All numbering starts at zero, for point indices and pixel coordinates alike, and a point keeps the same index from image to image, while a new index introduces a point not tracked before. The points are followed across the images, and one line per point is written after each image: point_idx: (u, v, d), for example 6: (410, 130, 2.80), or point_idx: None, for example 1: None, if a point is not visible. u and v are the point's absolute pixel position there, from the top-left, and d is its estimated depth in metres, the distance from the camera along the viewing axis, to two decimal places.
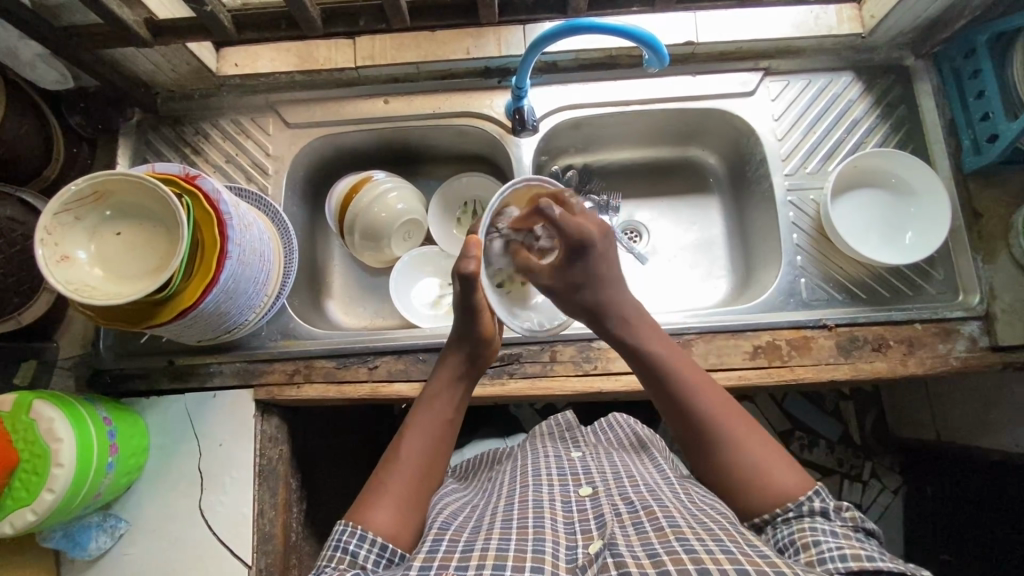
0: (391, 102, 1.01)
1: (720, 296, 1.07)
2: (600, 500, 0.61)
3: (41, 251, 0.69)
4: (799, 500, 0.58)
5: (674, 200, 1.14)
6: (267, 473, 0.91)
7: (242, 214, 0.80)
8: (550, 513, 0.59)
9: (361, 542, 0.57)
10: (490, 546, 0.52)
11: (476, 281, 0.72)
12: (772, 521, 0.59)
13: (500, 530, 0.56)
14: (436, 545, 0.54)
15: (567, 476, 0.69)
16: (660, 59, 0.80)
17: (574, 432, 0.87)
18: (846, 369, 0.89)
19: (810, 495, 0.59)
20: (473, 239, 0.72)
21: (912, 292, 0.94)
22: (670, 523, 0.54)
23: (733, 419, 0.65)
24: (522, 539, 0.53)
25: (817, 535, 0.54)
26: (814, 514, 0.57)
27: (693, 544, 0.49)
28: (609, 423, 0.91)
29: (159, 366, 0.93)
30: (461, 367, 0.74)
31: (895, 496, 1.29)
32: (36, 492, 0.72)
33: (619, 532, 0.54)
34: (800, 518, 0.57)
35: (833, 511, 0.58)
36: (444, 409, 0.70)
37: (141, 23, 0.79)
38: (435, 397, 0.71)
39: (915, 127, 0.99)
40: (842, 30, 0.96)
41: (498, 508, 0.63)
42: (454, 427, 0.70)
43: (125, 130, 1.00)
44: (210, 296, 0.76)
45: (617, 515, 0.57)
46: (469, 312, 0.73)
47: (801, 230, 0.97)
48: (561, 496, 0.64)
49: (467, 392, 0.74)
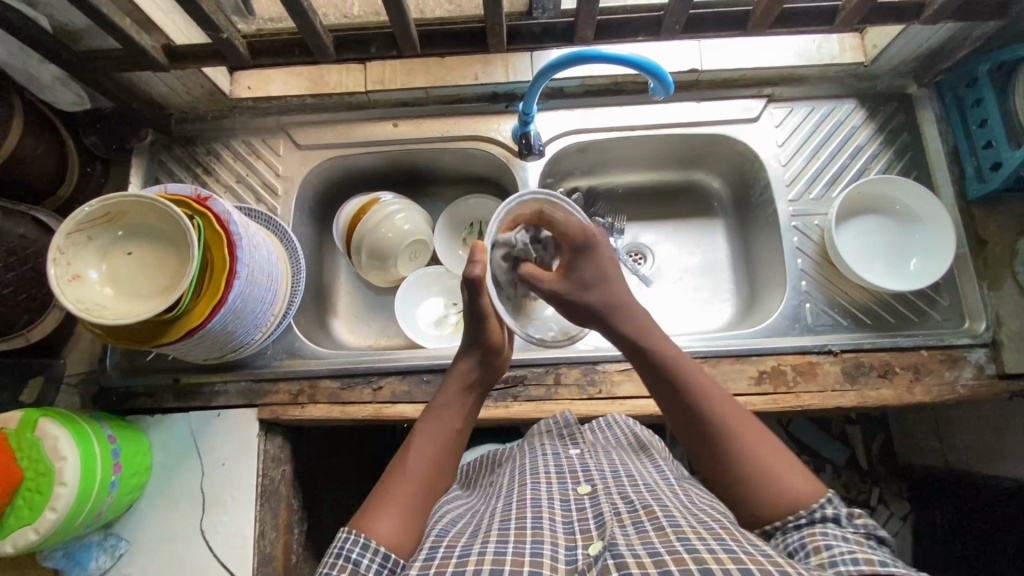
0: (400, 125, 1.03)
1: (726, 320, 1.07)
2: (598, 498, 0.61)
3: (54, 270, 0.70)
4: (811, 507, 0.57)
5: (678, 223, 1.14)
6: (269, 494, 0.91)
7: (251, 234, 0.82)
8: (549, 513, 0.59)
9: (365, 550, 0.55)
10: (487, 549, 0.52)
11: (481, 284, 0.74)
12: (784, 527, 0.57)
13: (498, 532, 0.56)
14: (432, 553, 0.54)
15: (566, 474, 0.68)
16: (666, 87, 0.81)
17: (575, 431, 0.82)
18: (852, 397, 0.89)
19: (823, 502, 0.57)
20: (479, 244, 0.74)
21: (917, 319, 0.93)
22: (671, 523, 0.53)
23: (736, 420, 0.64)
24: (521, 542, 0.53)
25: (828, 539, 0.53)
26: (826, 522, 0.56)
27: (694, 544, 0.49)
28: (605, 422, 0.86)
29: (165, 384, 0.94)
30: (471, 378, 0.76)
31: (904, 523, 1.30)
32: (38, 511, 0.72)
33: (619, 532, 0.54)
34: (811, 525, 0.56)
35: (845, 518, 0.57)
36: (452, 419, 0.71)
37: (158, 48, 0.81)
38: (443, 409, 0.72)
39: (918, 154, 1.00)
40: (844, 58, 0.98)
41: (497, 510, 0.63)
42: (462, 437, 0.71)
43: (138, 150, 1.02)
44: (218, 315, 0.77)
45: (616, 514, 0.57)
46: (477, 318, 0.75)
47: (805, 254, 0.97)
48: (560, 494, 0.64)
49: (476, 404, 0.76)
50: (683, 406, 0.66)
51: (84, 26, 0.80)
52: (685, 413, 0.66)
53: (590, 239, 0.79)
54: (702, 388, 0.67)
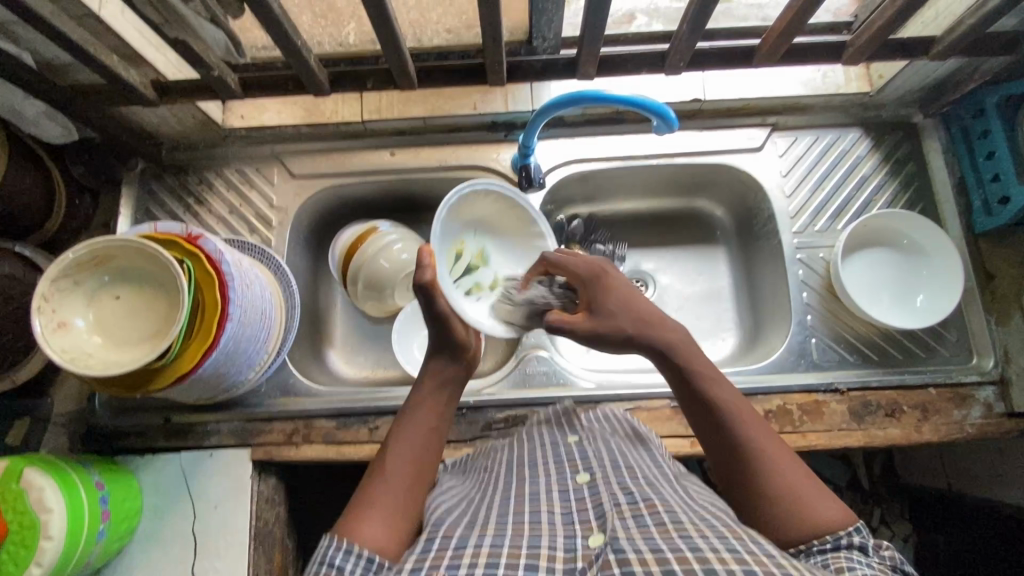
0: (397, 154, 1.01)
1: (729, 352, 1.05)
2: (598, 488, 0.58)
3: (39, 320, 0.67)
4: (839, 533, 0.53)
5: (680, 250, 1.12)
6: (263, 537, 0.89)
7: (245, 272, 0.80)
8: (547, 507, 0.57)
9: (348, 556, 0.51)
10: (483, 543, 0.51)
11: (434, 290, 0.67)
12: (808, 550, 0.54)
13: (495, 526, 0.54)
14: (429, 546, 0.52)
15: (565, 463, 0.65)
16: (669, 123, 0.79)
17: (574, 421, 0.76)
18: (859, 436, 0.87)
19: (851, 529, 0.54)
20: (426, 247, 0.67)
21: (925, 355, 0.92)
22: (673, 520, 0.51)
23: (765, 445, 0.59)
24: (518, 537, 0.51)
25: (852, 563, 0.50)
26: (852, 549, 0.52)
27: (697, 542, 0.47)
28: (603, 414, 0.81)
29: (155, 424, 0.91)
30: (443, 376, 0.69)
31: (905, 545, 1.26)
32: (24, 565, 0.69)
33: (619, 526, 0.51)
34: (836, 550, 0.52)
35: (871, 548, 0.53)
36: (427, 416, 0.66)
37: (147, 83, 0.79)
38: (419, 406, 0.67)
39: (924, 185, 0.98)
40: (849, 88, 0.97)
41: (494, 501, 0.60)
42: (439, 434, 0.66)
43: (128, 179, 0.99)
44: (210, 359, 0.75)
45: (616, 505, 0.55)
46: (437, 321, 0.68)
47: (810, 288, 0.95)
48: (558, 486, 0.60)
49: (453, 400, 0.70)
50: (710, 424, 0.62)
51: (69, 61, 0.77)
52: (715, 433, 0.61)
53: (602, 272, 0.70)
54: (732, 411, 0.61)
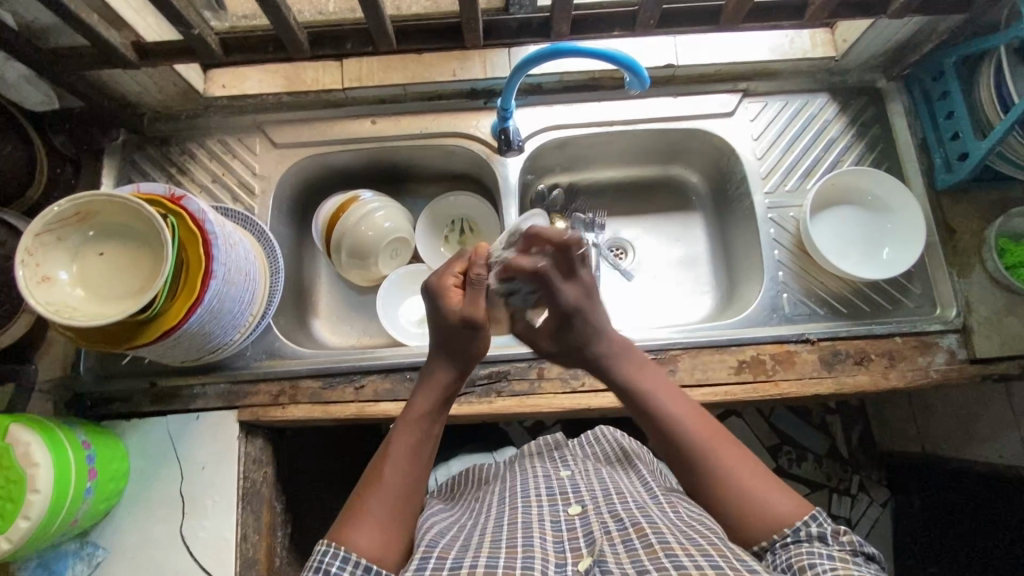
0: (378, 122, 1.02)
1: (706, 313, 1.08)
2: (589, 518, 0.61)
3: (23, 272, 0.68)
4: (796, 525, 0.58)
5: (658, 216, 1.15)
6: (251, 496, 0.90)
7: (228, 233, 0.80)
8: (539, 532, 0.59)
9: (345, 564, 0.55)
10: (479, 562, 0.53)
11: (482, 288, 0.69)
12: (772, 547, 0.58)
13: (489, 547, 0.56)
14: (424, 563, 0.54)
15: (556, 496, 0.67)
16: (642, 81, 0.81)
17: (562, 450, 0.86)
18: (829, 384, 0.90)
19: (808, 519, 0.58)
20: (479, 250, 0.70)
21: (891, 306, 0.96)
22: (661, 539, 0.53)
23: (721, 450, 0.63)
24: (511, 556, 0.53)
25: (813, 559, 0.54)
26: (811, 540, 0.57)
27: (682, 561, 0.50)
28: (595, 436, 0.90)
29: (141, 388, 0.92)
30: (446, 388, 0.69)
31: (884, 509, 1.31)
32: (11, 519, 0.70)
33: (609, 550, 0.54)
34: (798, 544, 0.57)
35: (831, 536, 0.57)
36: (428, 429, 0.66)
37: (128, 45, 0.80)
38: (413, 421, 0.66)
39: (888, 146, 1.02)
40: (816, 53, 1.00)
41: (487, 527, 0.62)
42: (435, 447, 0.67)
43: (110, 151, 1.00)
44: (194, 316, 0.76)
45: (606, 532, 0.57)
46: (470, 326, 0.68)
47: (782, 246, 0.98)
48: (551, 515, 0.63)
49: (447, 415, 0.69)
50: (663, 436, 0.66)
51: (50, 23, 0.78)
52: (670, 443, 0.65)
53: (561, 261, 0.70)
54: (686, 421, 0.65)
